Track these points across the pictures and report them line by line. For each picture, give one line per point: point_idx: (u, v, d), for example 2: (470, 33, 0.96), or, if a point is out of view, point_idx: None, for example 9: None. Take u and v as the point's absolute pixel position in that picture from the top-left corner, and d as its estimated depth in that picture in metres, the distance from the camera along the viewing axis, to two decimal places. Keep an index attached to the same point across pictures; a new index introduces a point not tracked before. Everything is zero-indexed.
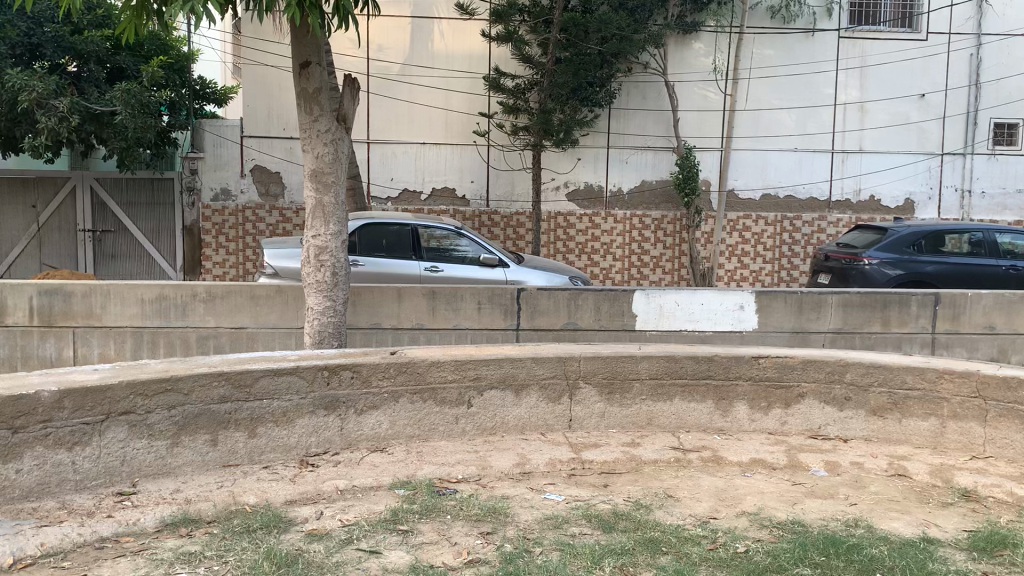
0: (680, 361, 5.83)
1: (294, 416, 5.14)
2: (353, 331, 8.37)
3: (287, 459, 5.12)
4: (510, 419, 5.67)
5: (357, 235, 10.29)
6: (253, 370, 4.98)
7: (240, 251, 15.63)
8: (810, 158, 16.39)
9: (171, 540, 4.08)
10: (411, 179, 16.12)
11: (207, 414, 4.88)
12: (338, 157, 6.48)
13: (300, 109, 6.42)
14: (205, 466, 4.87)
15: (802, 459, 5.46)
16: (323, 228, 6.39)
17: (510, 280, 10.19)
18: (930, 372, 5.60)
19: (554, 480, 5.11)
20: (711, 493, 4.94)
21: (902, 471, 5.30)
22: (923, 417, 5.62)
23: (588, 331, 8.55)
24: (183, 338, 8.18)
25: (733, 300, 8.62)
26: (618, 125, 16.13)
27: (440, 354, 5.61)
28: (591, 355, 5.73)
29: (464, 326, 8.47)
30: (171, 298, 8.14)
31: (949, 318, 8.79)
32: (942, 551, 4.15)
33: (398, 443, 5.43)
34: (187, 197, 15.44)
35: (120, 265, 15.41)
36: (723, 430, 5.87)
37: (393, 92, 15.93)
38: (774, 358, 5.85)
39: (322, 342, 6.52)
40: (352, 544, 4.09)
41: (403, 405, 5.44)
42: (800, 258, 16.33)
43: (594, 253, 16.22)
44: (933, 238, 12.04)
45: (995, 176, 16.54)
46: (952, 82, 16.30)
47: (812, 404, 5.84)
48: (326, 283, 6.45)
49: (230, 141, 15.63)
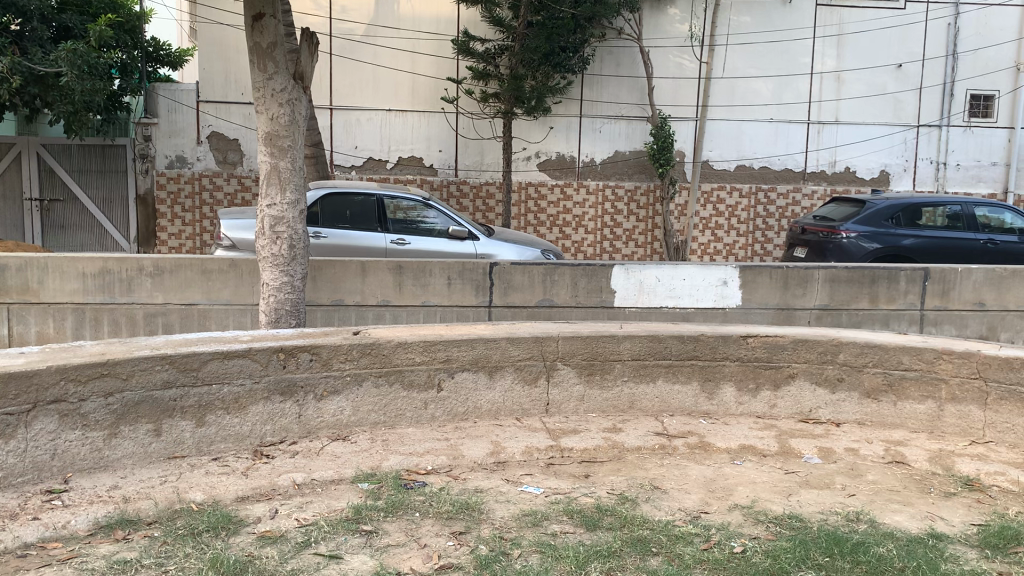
0: (664, 341, 5.46)
1: (247, 402, 4.70)
2: (314, 307, 7.89)
3: (240, 450, 4.68)
4: (483, 403, 5.27)
5: (319, 206, 9.77)
6: (201, 353, 4.53)
7: (197, 222, 15.00)
8: (786, 129, 16.08)
9: (105, 546, 3.62)
10: (377, 148, 15.57)
11: (150, 401, 4.42)
12: (295, 120, 5.98)
13: (253, 67, 5.89)
14: (147, 458, 4.42)
15: (794, 446, 5.12)
16: (280, 196, 5.91)
17: (480, 253, 9.76)
18: (928, 352, 5.28)
19: (531, 471, 4.72)
20: (700, 483, 4.59)
21: (900, 458, 4.98)
22: (920, 400, 5.31)
23: (564, 308, 8.18)
24: (129, 315, 7.64)
25: (716, 275, 8.28)
26: (591, 93, 15.66)
27: (407, 334, 5.18)
28: (570, 335, 5.34)
29: (434, 302, 8.03)
30: (116, 271, 7.60)
31: (938, 295, 8.53)
32: (952, 549, 3.84)
33: (361, 431, 5.01)
34: (140, 165, 14.76)
35: (70, 236, 14.74)
36: (709, 414, 5.53)
37: (357, 55, 15.30)
38: (763, 337, 5.49)
39: (279, 321, 6.06)
40: (310, 548, 3.68)
41: (366, 389, 5.01)
42: (773, 232, 16.10)
43: (566, 225, 15.86)
44: (911, 211, 11.81)
45: (971, 149, 16.38)
46: (930, 51, 16.05)
47: (803, 385, 5.51)
48: (283, 257, 5.97)
49: (186, 106, 14.89)
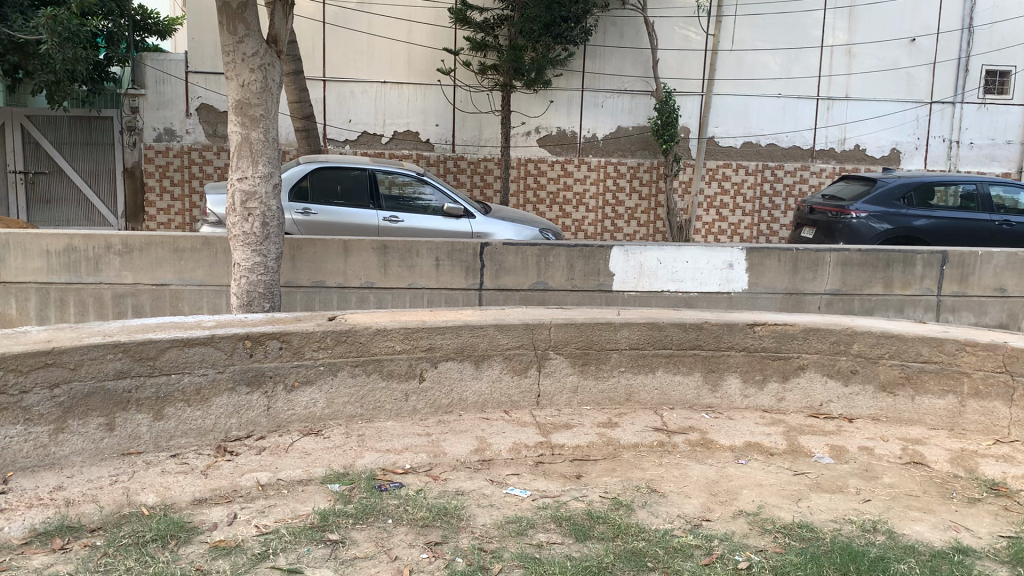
0: (665, 329, 5.06)
1: (210, 394, 4.33)
2: (294, 289, 7.50)
3: (202, 444, 4.32)
4: (469, 395, 4.89)
5: (309, 180, 9.33)
6: (158, 340, 4.15)
7: (186, 197, 14.60)
8: (795, 105, 15.61)
9: (40, 558, 3.26)
10: (372, 122, 15.11)
11: (101, 393, 4.05)
12: (268, 87, 5.57)
13: (222, 29, 5.45)
14: (98, 455, 4.05)
15: (804, 443, 4.75)
16: (251, 170, 5.53)
17: (475, 232, 9.37)
18: (949, 343, 4.90)
19: (518, 470, 4.35)
20: (701, 486, 4.22)
21: (918, 459, 4.60)
22: (940, 394, 4.94)
23: (559, 292, 7.80)
24: (96, 296, 7.26)
25: (722, 258, 7.87)
26: (593, 65, 15.19)
27: (387, 320, 4.80)
28: (564, 322, 4.95)
29: (421, 285, 7.64)
30: (81, 249, 7.22)
31: (957, 279, 8.13)
32: (981, 565, 3.46)
33: (336, 425, 4.64)
34: (128, 138, 14.35)
35: (56, 210, 14.37)
36: (712, 407, 5.15)
37: (351, 24, 14.80)
38: (772, 325, 5.09)
39: (251, 304, 5.69)
40: (268, 561, 3.30)
41: (342, 379, 4.63)
42: (779, 211, 15.69)
43: (566, 203, 15.46)
44: (923, 190, 11.36)
45: (984, 127, 15.89)
46: (944, 25, 15.48)
47: (814, 377, 5.12)
48: (255, 236, 5.59)
49: (175, 77, 14.42)
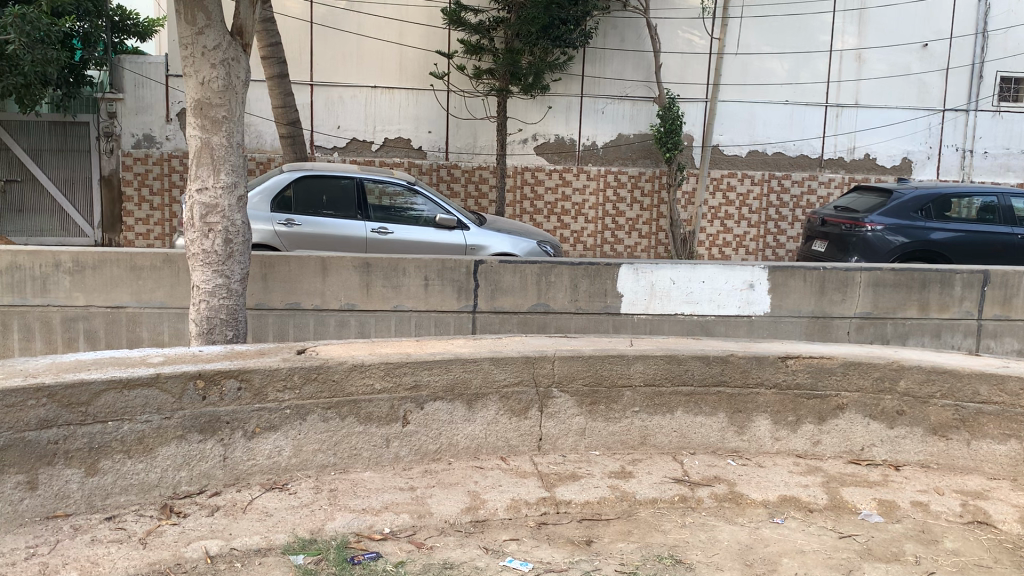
0: (685, 363, 4.42)
1: (155, 443, 3.67)
2: (266, 312, 6.86)
3: (145, 503, 3.67)
4: (460, 439, 4.25)
5: (292, 189, 8.69)
6: (92, 382, 3.50)
7: (166, 207, 13.98)
8: (802, 113, 15.05)
9: None
10: (361, 128, 14.49)
11: (20, 445, 3.38)
12: (231, 85, 4.93)
13: (179, 20, 4.83)
14: (17, 520, 3.39)
15: (847, 497, 4.10)
16: (212, 179, 4.91)
17: (470, 246, 8.71)
18: (1012, 382, 4.30)
19: (517, 535, 3.70)
20: (732, 553, 3.58)
21: (982, 518, 3.97)
22: (1001, 439, 4.33)
23: (561, 314, 7.15)
24: (45, 319, 6.63)
25: (741, 278, 7.26)
26: (593, 70, 14.60)
27: (365, 353, 4.15)
28: (569, 354, 4.31)
29: (408, 307, 7.01)
30: (27, 267, 6.57)
31: (999, 302, 7.52)
32: None
33: (305, 477, 3.99)
34: (105, 145, 13.72)
35: (27, 220, 13.67)
36: (737, 452, 4.51)
37: (339, 25, 14.19)
38: (805, 358, 4.46)
39: (212, 331, 5.04)
40: None
41: (313, 425, 3.98)
42: (786, 223, 15.13)
43: (565, 214, 14.83)
44: (942, 202, 10.73)
45: (1000, 135, 15.32)
46: (958, 29, 14.92)
47: (854, 419, 4.48)
48: (217, 255, 4.96)
49: (156, 82, 13.75)
